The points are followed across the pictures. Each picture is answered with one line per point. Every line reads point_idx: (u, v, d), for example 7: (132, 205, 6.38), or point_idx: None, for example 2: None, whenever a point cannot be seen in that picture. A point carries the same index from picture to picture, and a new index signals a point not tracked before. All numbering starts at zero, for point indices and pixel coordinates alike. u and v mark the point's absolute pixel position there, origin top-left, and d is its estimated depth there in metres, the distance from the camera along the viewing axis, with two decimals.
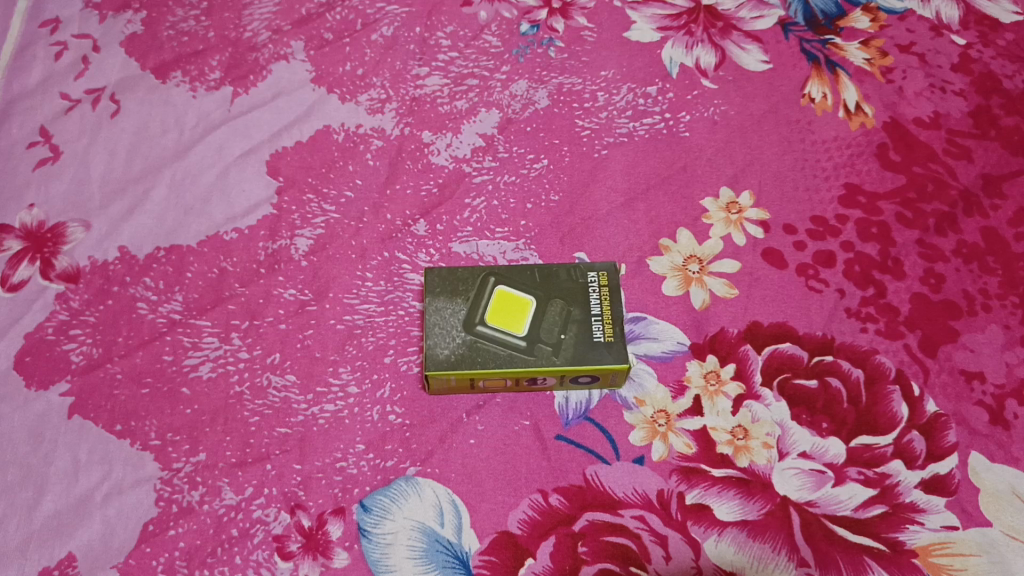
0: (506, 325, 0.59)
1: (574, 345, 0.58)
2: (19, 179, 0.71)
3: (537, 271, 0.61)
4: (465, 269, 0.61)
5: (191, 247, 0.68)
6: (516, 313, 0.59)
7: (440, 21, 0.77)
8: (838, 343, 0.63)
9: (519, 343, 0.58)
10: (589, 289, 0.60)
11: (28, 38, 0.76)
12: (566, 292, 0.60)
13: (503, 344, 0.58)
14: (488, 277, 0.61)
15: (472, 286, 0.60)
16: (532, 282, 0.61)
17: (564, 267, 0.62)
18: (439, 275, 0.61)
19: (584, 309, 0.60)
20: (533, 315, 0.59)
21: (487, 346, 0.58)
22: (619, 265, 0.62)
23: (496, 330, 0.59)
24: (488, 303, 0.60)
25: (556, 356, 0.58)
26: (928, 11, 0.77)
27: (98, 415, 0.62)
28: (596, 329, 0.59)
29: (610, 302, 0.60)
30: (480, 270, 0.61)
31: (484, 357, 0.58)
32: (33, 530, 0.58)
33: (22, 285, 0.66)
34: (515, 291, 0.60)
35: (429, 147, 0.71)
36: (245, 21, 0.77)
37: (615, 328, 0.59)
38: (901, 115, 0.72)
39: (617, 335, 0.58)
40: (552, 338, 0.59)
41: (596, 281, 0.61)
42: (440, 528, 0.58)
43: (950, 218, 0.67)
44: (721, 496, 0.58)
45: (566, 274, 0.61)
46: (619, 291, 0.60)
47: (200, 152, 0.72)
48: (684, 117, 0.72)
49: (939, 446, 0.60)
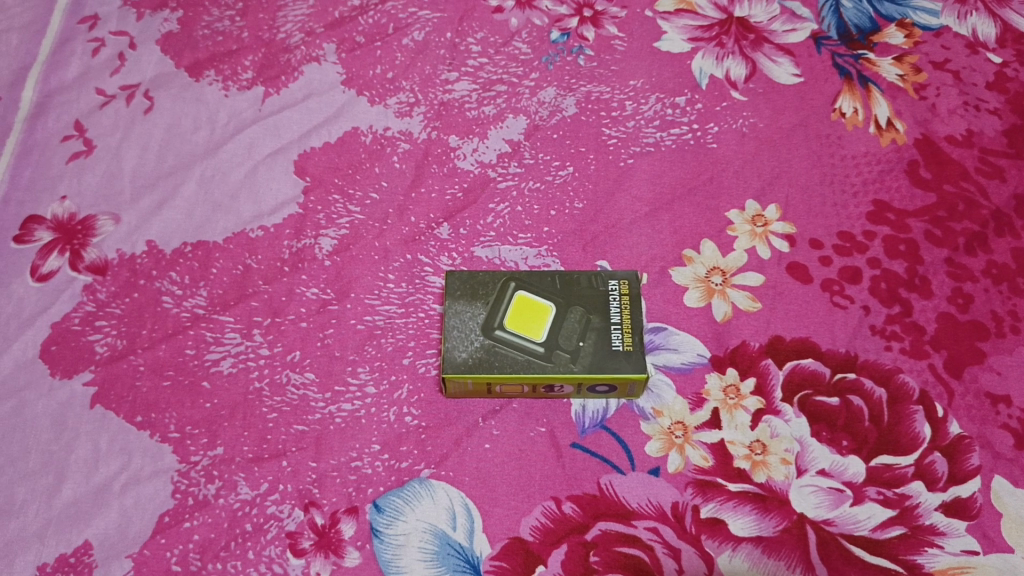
0: (524, 330, 0.59)
1: (593, 353, 0.58)
2: (52, 171, 0.72)
3: (558, 277, 0.61)
4: (486, 273, 0.61)
5: (217, 244, 0.68)
6: (535, 319, 0.59)
7: (471, 27, 0.77)
8: (861, 360, 0.62)
9: (537, 349, 0.58)
10: (609, 297, 0.60)
11: (67, 33, 0.78)
12: (586, 299, 0.60)
13: (521, 349, 0.58)
14: (509, 282, 0.61)
15: (492, 290, 0.60)
16: (553, 289, 0.61)
17: (585, 274, 0.61)
18: (460, 279, 0.61)
19: (604, 318, 0.59)
20: (552, 321, 0.59)
21: (505, 350, 0.58)
22: (641, 274, 0.62)
23: (514, 334, 0.58)
24: (508, 307, 0.60)
25: (574, 364, 0.58)
26: (964, 27, 0.76)
27: (120, 406, 0.63)
28: (615, 338, 0.58)
29: (630, 311, 0.59)
30: (501, 275, 0.61)
31: (501, 361, 0.58)
32: (52, 516, 0.59)
33: (51, 275, 0.67)
34: (536, 296, 0.60)
35: (456, 151, 0.71)
36: (279, 23, 0.78)
37: (634, 337, 0.58)
38: (933, 132, 0.71)
39: (636, 345, 0.58)
40: (570, 345, 0.58)
41: (617, 289, 0.60)
42: (452, 531, 0.58)
43: (980, 238, 0.66)
44: (737, 511, 0.58)
45: (587, 281, 0.61)
46: (640, 301, 0.60)
47: (230, 150, 0.72)
48: (712, 128, 0.72)
49: (961, 469, 0.59)
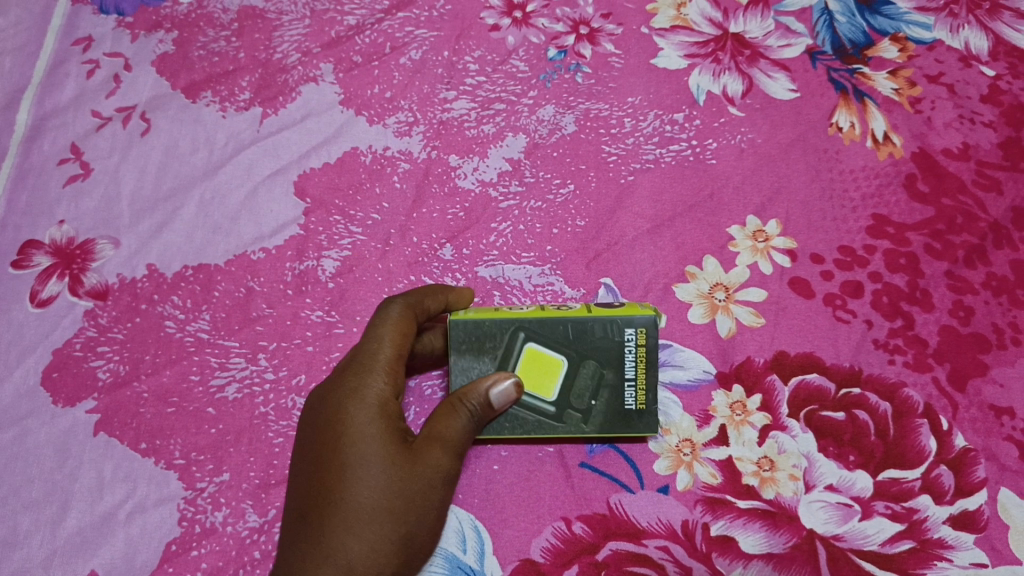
0: (534, 386, 0.56)
1: (605, 413, 0.56)
2: (50, 196, 0.71)
3: (569, 325, 0.55)
4: (491, 321, 0.56)
5: (219, 267, 0.68)
6: (546, 374, 0.55)
7: (469, 46, 0.77)
8: (865, 374, 0.63)
9: (549, 410, 0.56)
10: (626, 349, 0.55)
11: (61, 55, 0.76)
12: (601, 352, 0.55)
13: (531, 409, 0.56)
14: (517, 330, 0.56)
15: (500, 342, 0.56)
16: (564, 340, 0.55)
17: (599, 319, 0.55)
18: (464, 328, 0.56)
19: (617, 373, 0.55)
20: (564, 380, 0.55)
21: (516, 412, 0.56)
22: (661, 314, 0.56)
23: (524, 393, 0.56)
24: (516, 364, 0.55)
25: (586, 424, 0.56)
26: (956, 41, 0.76)
27: (124, 433, 0.63)
28: (628, 396, 0.56)
29: (645, 370, 0.55)
30: (509, 321, 0.56)
31: (513, 422, 0.56)
32: (57, 547, 0.60)
33: (51, 300, 0.67)
34: (546, 350, 0.55)
35: (455, 171, 0.71)
36: (275, 43, 0.77)
37: (647, 395, 0.56)
38: (930, 146, 0.72)
39: (650, 403, 0.56)
40: (582, 404, 0.56)
41: (633, 339, 0.55)
42: (462, 554, 0.58)
43: (979, 251, 0.67)
44: (747, 529, 0.58)
45: (601, 328, 0.55)
46: (657, 355, 0.55)
47: (229, 172, 0.72)
48: (710, 145, 0.72)
49: (967, 482, 0.60)
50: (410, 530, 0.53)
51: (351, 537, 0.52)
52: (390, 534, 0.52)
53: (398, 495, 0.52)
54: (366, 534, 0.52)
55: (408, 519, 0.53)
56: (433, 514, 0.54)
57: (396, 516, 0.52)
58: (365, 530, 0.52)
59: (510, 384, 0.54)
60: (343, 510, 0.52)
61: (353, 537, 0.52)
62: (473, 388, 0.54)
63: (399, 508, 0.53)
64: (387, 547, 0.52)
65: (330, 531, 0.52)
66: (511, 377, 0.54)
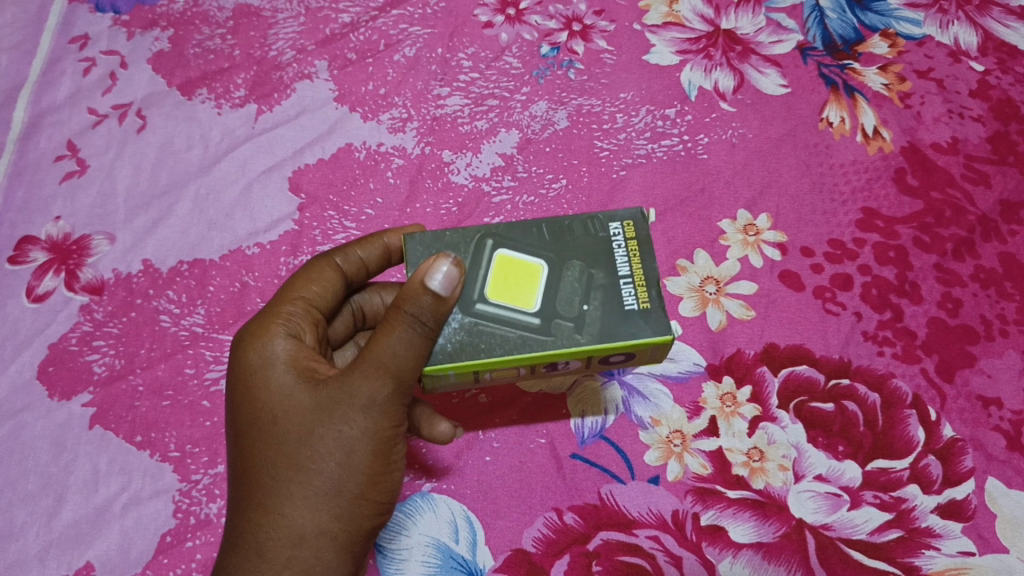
0: (512, 299, 0.49)
1: (601, 318, 0.49)
2: (46, 192, 0.72)
3: (544, 227, 0.51)
4: (454, 232, 0.51)
5: (214, 262, 0.69)
6: (523, 282, 0.49)
7: (462, 43, 0.77)
8: (854, 365, 0.63)
9: (532, 321, 0.48)
10: (613, 244, 0.51)
11: (57, 54, 0.77)
12: (584, 250, 0.50)
13: (511, 324, 0.49)
14: (485, 240, 0.51)
15: (467, 254, 0.51)
16: (541, 242, 0.51)
17: (578, 219, 0.52)
18: (423, 243, 0.51)
19: (608, 272, 0.50)
20: (545, 283, 0.49)
21: (490, 328, 0.49)
22: (646, 211, 0.52)
23: (500, 306, 0.49)
24: (488, 273, 0.50)
25: (580, 334, 0.48)
26: (946, 37, 0.76)
27: (119, 426, 0.63)
28: (627, 294, 0.49)
29: (640, 260, 0.50)
30: (475, 232, 0.51)
31: (488, 342, 0.48)
32: (53, 538, 0.60)
33: (47, 296, 0.68)
34: (520, 255, 0.50)
35: (449, 166, 0.72)
36: (270, 40, 0.77)
37: (649, 291, 0.49)
38: (919, 140, 0.72)
39: (653, 301, 0.49)
40: (572, 311, 0.49)
41: (620, 232, 0.51)
42: (454, 544, 0.59)
43: (968, 243, 0.67)
44: (737, 518, 0.59)
45: (581, 228, 0.51)
46: (650, 245, 0.50)
47: (224, 168, 0.73)
48: (702, 140, 0.72)
49: (955, 472, 0.60)
50: (340, 483, 0.48)
51: (271, 515, 0.48)
52: (319, 494, 0.48)
53: (312, 450, 0.48)
54: (285, 507, 0.48)
55: (335, 472, 0.48)
56: (369, 458, 0.49)
57: (315, 473, 0.48)
58: (283, 503, 0.48)
59: (450, 266, 0.46)
60: (259, 487, 0.49)
61: (278, 506, 0.48)
62: (412, 283, 0.46)
63: (321, 463, 0.48)
64: (311, 513, 0.48)
65: (256, 503, 0.49)
66: (450, 258, 0.46)
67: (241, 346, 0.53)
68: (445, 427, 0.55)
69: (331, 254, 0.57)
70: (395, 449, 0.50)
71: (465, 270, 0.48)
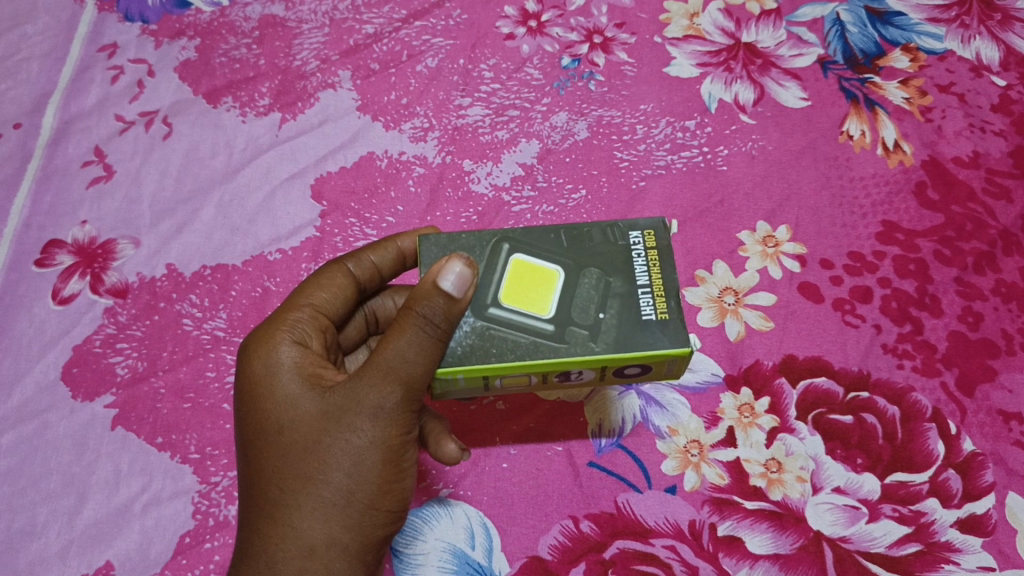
0: (525, 305, 0.49)
1: (617, 327, 0.49)
2: (73, 197, 0.73)
3: (563, 233, 0.52)
4: (470, 234, 0.52)
5: (236, 266, 0.70)
6: (538, 288, 0.50)
7: (484, 54, 0.78)
8: (874, 378, 0.63)
9: (545, 328, 0.49)
10: (633, 252, 0.51)
11: (86, 62, 0.78)
12: (602, 258, 0.51)
13: (523, 330, 0.49)
14: (501, 244, 0.51)
15: (482, 256, 0.51)
16: (558, 248, 0.51)
17: (598, 227, 0.52)
18: (438, 244, 0.52)
19: (627, 281, 0.50)
20: (561, 290, 0.50)
21: (502, 332, 0.49)
22: (667, 221, 0.53)
23: (512, 311, 0.49)
24: (502, 277, 0.50)
25: (594, 343, 0.48)
26: (968, 51, 0.76)
27: (141, 427, 0.64)
28: (645, 304, 0.49)
29: (659, 270, 0.50)
30: (491, 235, 0.52)
31: (499, 346, 0.48)
32: (74, 537, 0.61)
33: (72, 298, 0.69)
34: (536, 260, 0.51)
35: (470, 175, 0.73)
36: (295, 50, 0.78)
37: (668, 301, 0.49)
38: (940, 154, 0.72)
39: (672, 311, 0.49)
40: (587, 319, 0.49)
41: (641, 241, 0.51)
42: (470, 550, 0.59)
43: (989, 257, 0.67)
44: (754, 529, 0.59)
45: (601, 235, 0.52)
46: (671, 255, 0.51)
47: (248, 175, 0.74)
48: (722, 151, 0.73)
49: (975, 486, 0.60)
50: (350, 493, 0.49)
51: (279, 527, 0.49)
52: (327, 505, 0.48)
53: (321, 460, 0.49)
54: (293, 519, 0.48)
55: (344, 482, 0.49)
56: (378, 466, 0.49)
57: (323, 483, 0.48)
58: (291, 514, 0.49)
59: (462, 267, 0.46)
60: (268, 499, 0.49)
61: (286, 519, 0.49)
62: (425, 284, 0.47)
63: (329, 472, 0.48)
64: (320, 524, 0.48)
65: (264, 516, 0.49)
66: (461, 260, 0.47)
67: (248, 354, 0.53)
68: (452, 447, 0.55)
69: (344, 259, 0.58)
70: (405, 457, 0.50)
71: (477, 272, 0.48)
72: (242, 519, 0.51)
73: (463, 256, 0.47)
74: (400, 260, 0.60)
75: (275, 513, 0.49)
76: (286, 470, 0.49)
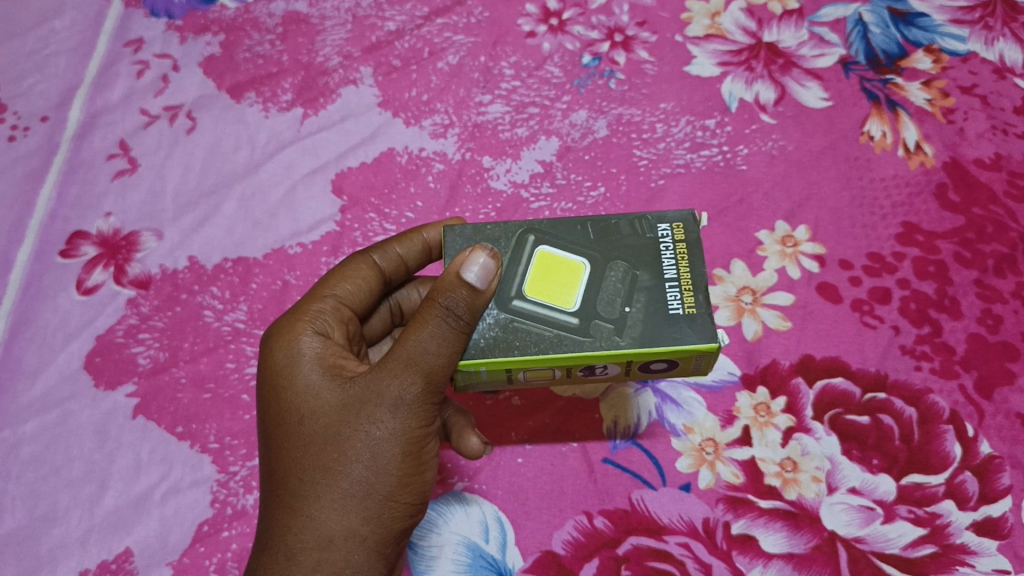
0: (550, 298, 0.50)
1: (643, 321, 0.49)
2: (98, 190, 0.74)
3: (590, 226, 0.52)
4: (495, 225, 0.52)
5: (257, 259, 0.70)
6: (564, 281, 0.50)
7: (505, 51, 0.78)
8: (891, 380, 0.63)
9: (570, 321, 0.49)
10: (661, 245, 0.51)
11: (112, 57, 0.79)
12: (630, 251, 0.51)
13: (548, 323, 0.49)
14: (527, 236, 0.52)
15: (507, 248, 0.52)
16: (585, 241, 0.51)
17: (625, 219, 0.52)
18: (463, 235, 0.52)
19: (654, 274, 0.50)
20: (587, 283, 0.50)
21: (526, 326, 0.49)
22: (696, 214, 0.53)
23: (537, 304, 0.50)
24: (528, 269, 0.51)
25: (620, 337, 0.49)
26: (991, 53, 0.76)
27: (161, 417, 0.65)
28: (673, 298, 0.49)
29: (688, 263, 0.50)
30: (517, 227, 0.52)
31: (524, 339, 0.49)
32: (94, 524, 0.62)
33: (96, 288, 0.70)
34: (562, 252, 0.51)
35: (488, 172, 0.73)
36: (318, 46, 0.79)
37: (696, 296, 0.49)
38: (961, 156, 0.71)
39: (700, 306, 0.49)
40: (612, 313, 0.49)
41: (669, 234, 0.51)
42: (485, 544, 0.60)
43: (1009, 260, 0.67)
44: (768, 528, 0.59)
45: (629, 227, 0.52)
46: (699, 247, 0.51)
47: (270, 169, 0.74)
48: (741, 151, 0.73)
49: (992, 489, 0.60)
50: (369, 485, 0.49)
51: (299, 518, 0.49)
52: (346, 497, 0.49)
53: (341, 451, 0.49)
54: (312, 509, 0.49)
55: (364, 475, 0.49)
56: (398, 459, 0.49)
57: (342, 474, 0.49)
58: (310, 505, 0.49)
59: (487, 259, 0.47)
60: (287, 489, 0.50)
61: (305, 509, 0.49)
62: (448, 276, 0.47)
63: (349, 464, 0.49)
64: (339, 515, 0.48)
65: (283, 506, 0.50)
66: (487, 251, 0.47)
67: (270, 345, 0.54)
68: (475, 441, 0.55)
69: (370, 251, 0.59)
70: (424, 450, 0.51)
71: (502, 263, 0.49)
72: (261, 509, 0.51)
73: (488, 247, 0.48)
74: (426, 252, 0.61)
75: (294, 502, 0.49)
76: (307, 460, 0.49)
